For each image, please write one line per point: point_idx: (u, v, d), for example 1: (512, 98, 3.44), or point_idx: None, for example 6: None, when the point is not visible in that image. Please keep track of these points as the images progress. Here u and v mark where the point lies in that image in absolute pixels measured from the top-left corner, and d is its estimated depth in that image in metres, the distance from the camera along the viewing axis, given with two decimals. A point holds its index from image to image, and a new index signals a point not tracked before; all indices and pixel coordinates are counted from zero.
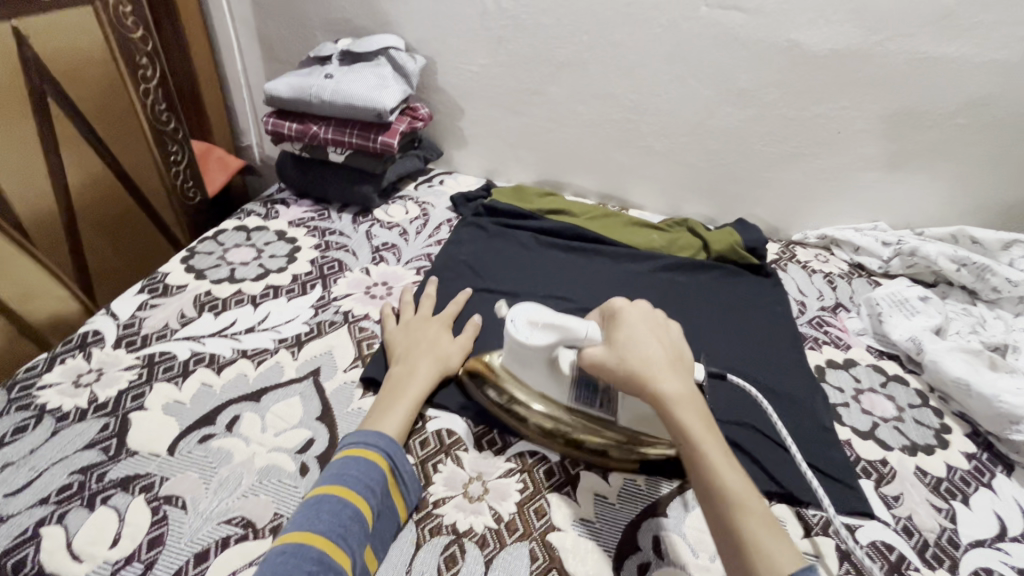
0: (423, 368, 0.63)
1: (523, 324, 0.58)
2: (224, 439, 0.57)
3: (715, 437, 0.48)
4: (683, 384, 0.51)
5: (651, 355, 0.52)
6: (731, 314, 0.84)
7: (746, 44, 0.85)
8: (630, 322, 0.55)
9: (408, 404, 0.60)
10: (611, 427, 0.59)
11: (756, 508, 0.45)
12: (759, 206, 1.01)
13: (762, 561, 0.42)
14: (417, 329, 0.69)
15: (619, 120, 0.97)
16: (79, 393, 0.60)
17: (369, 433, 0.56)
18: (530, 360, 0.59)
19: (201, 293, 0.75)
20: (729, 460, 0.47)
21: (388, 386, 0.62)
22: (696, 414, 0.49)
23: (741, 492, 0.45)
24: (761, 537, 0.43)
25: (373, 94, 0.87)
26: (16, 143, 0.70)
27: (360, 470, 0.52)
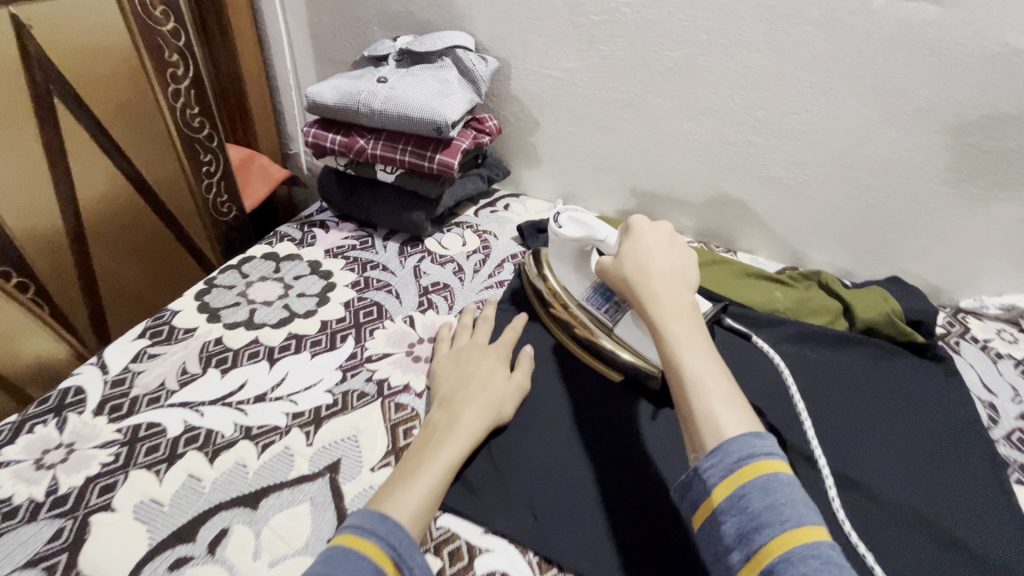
0: (469, 418, 0.50)
1: (564, 219, 0.61)
2: (203, 567, 0.43)
3: (687, 325, 0.45)
4: (671, 283, 0.49)
5: (643, 264, 0.51)
6: (889, 418, 0.62)
7: (935, 48, 0.62)
8: (637, 235, 0.54)
9: (442, 466, 0.46)
10: (615, 333, 0.59)
11: (711, 385, 0.41)
12: (919, 262, 0.77)
13: (705, 431, 0.39)
14: (465, 364, 0.57)
15: (738, 143, 0.77)
16: (38, 478, 0.47)
17: (373, 515, 0.41)
18: (563, 253, 0.62)
19: (211, 343, 0.61)
20: (700, 346, 0.44)
21: (422, 441, 0.49)
22: (670, 307, 0.47)
23: (703, 372, 0.42)
24: (710, 410, 0.40)
25: (433, 103, 0.72)
26: (11, 152, 0.59)
27: (349, 569, 0.36)
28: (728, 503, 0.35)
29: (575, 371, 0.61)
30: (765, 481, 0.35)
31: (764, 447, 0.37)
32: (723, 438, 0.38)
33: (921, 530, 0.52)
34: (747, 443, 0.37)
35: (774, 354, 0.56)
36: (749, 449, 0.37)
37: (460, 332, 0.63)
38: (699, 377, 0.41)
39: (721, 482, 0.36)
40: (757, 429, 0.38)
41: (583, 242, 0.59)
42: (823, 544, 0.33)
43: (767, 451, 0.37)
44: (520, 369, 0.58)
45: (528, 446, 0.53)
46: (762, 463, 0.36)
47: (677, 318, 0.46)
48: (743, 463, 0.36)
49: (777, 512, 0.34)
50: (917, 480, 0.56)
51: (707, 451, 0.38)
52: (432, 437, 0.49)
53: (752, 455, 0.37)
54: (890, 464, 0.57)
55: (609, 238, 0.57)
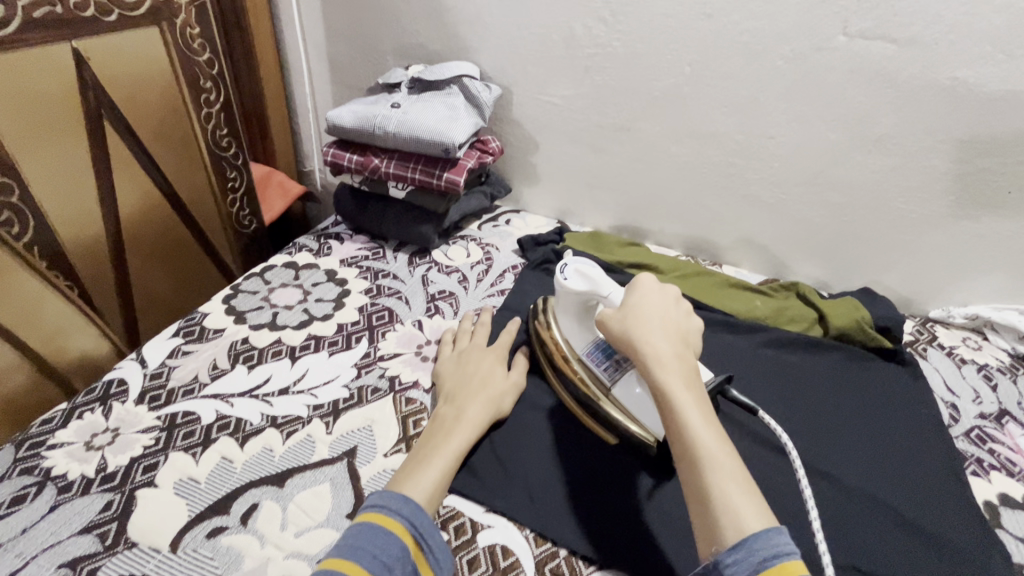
0: (474, 411, 0.56)
1: (571, 270, 0.60)
2: (236, 536, 0.48)
3: (697, 398, 0.44)
4: (676, 349, 0.48)
5: (646, 324, 0.50)
6: (857, 415, 0.67)
7: (894, 81, 0.69)
8: (638, 293, 0.53)
9: (451, 452, 0.52)
10: (613, 395, 0.57)
11: (727, 468, 0.40)
12: (890, 274, 0.83)
13: (724, 521, 0.38)
14: (467, 364, 0.63)
15: (721, 164, 0.84)
16: (89, 458, 0.53)
17: (394, 496, 0.46)
18: (568, 304, 0.61)
19: (238, 342, 0.67)
20: (710, 422, 0.43)
21: (431, 431, 0.55)
22: (680, 375, 0.46)
23: (716, 453, 0.41)
24: (727, 498, 0.39)
25: (442, 127, 0.79)
26: (65, 168, 0.66)
27: (378, 545, 0.42)
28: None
29: None
30: None
31: (784, 544, 0.37)
32: (745, 533, 0.37)
33: (881, 515, 0.57)
34: (769, 541, 0.37)
35: (781, 432, 0.53)
36: (772, 548, 0.36)
37: (461, 336, 0.69)
38: (714, 459, 0.40)
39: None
40: (776, 526, 0.38)
41: (588, 296, 0.59)
42: None
43: (788, 550, 0.36)
44: (517, 368, 0.64)
45: (525, 436, 0.59)
46: (787, 565, 0.36)
47: (686, 389, 0.45)
48: (769, 565, 0.35)
49: None
50: (881, 471, 0.61)
51: (728, 544, 0.37)
52: (441, 428, 0.55)
53: (777, 556, 0.36)
54: (857, 457, 0.63)
55: (613, 295, 0.57)
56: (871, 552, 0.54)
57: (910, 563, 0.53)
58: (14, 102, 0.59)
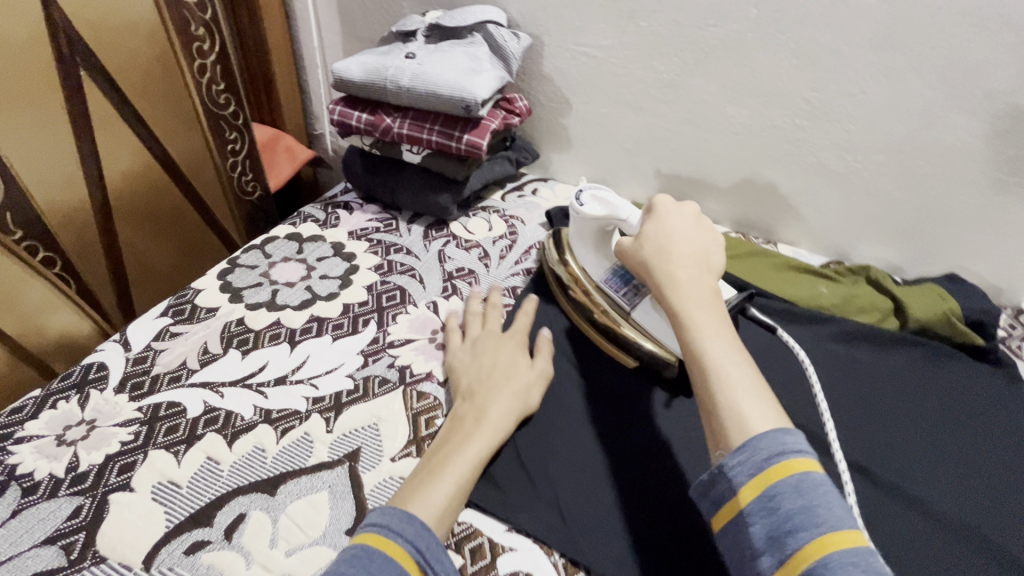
0: (497, 411, 0.48)
1: (586, 197, 0.61)
2: (219, 554, 0.42)
3: (710, 314, 0.44)
4: (691, 268, 0.48)
5: (663, 246, 0.50)
6: (945, 425, 0.57)
7: (1016, 24, 0.56)
8: (657, 218, 0.53)
9: (467, 464, 0.44)
10: (631, 318, 0.57)
11: (734, 376, 0.40)
12: (980, 258, 0.71)
13: (728, 423, 0.38)
14: (484, 355, 0.54)
15: (785, 127, 0.72)
16: (59, 454, 0.46)
17: (397, 514, 0.39)
18: (585, 232, 0.61)
19: (233, 323, 0.60)
20: (723, 335, 0.42)
21: (445, 434, 0.47)
22: (693, 293, 0.45)
23: (725, 364, 0.40)
24: (734, 403, 0.38)
25: (462, 81, 0.69)
26: (36, 126, 0.58)
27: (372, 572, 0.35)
28: (758, 505, 0.34)
29: (601, 362, 0.58)
30: (796, 482, 0.34)
31: (791, 446, 0.36)
32: (749, 434, 0.37)
33: (972, 548, 0.48)
34: (774, 441, 0.36)
35: (800, 349, 0.52)
36: (777, 448, 0.35)
37: (471, 321, 0.60)
38: (723, 369, 0.40)
39: (749, 482, 0.35)
40: (785, 427, 0.37)
41: (605, 221, 0.58)
42: (861, 549, 0.32)
43: (796, 447, 0.36)
44: (542, 355, 0.56)
45: (554, 441, 0.51)
46: (790, 462, 0.35)
47: (699, 304, 0.45)
48: (772, 462, 0.35)
49: (813, 517, 0.33)
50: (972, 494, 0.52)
51: (732, 448, 0.37)
52: (457, 431, 0.47)
53: (780, 453, 0.35)
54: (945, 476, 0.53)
55: (631, 218, 0.56)
56: None
57: None
58: None
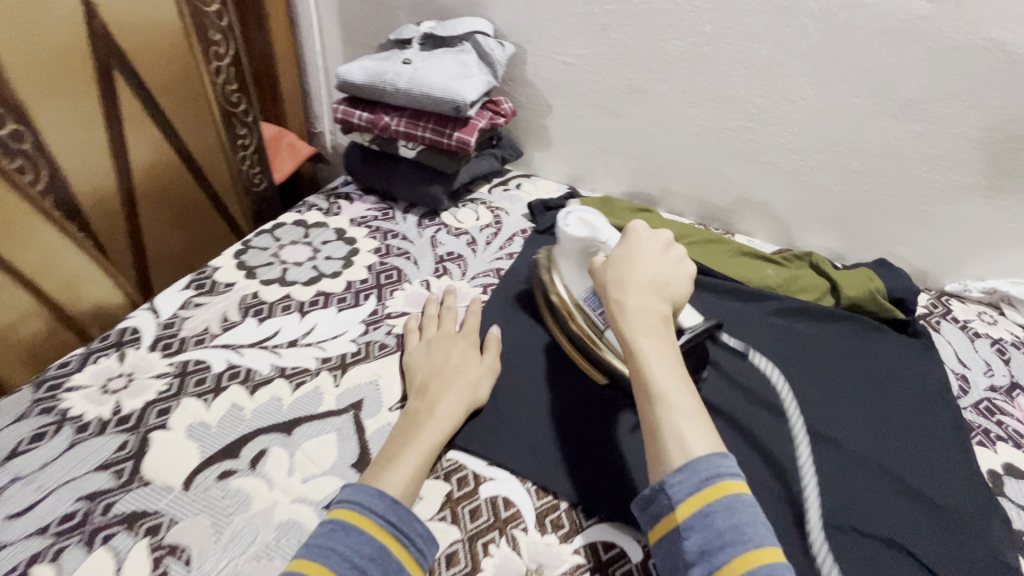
0: (448, 405, 0.53)
1: (572, 218, 0.61)
2: (245, 479, 0.49)
3: (659, 339, 0.46)
4: (647, 293, 0.48)
5: (624, 270, 0.50)
6: (869, 380, 0.66)
7: (925, 42, 0.66)
8: (627, 241, 0.53)
9: (424, 451, 0.49)
10: (604, 337, 0.58)
11: (679, 403, 0.42)
12: (907, 245, 0.81)
13: (672, 449, 0.41)
14: (437, 352, 0.59)
15: (738, 129, 0.82)
16: (105, 400, 0.54)
17: (367, 490, 0.44)
18: (569, 251, 0.61)
19: (248, 296, 0.68)
20: (670, 361, 0.45)
21: (400, 430, 0.51)
22: (646, 318, 0.47)
23: (671, 391, 0.43)
24: (678, 431, 0.41)
25: (453, 85, 0.77)
26: (76, 119, 0.66)
27: (348, 545, 0.40)
28: (693, 520, 0.38)
29: None
30: (729, 501, 0.38)
31: (725, 468, 0.40)
32: (690, 457, 0.40)
33: (886, 479, 0.56)
34: (714, 464, 0.39)
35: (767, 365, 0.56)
36: (714, 471, 0.39)
37: (427, 322, 0.64)
38: (670, 398, 0.42)
39: (686, 500, 0.39)
40: (722, 450, 0.40)
41: (589, 243, 0.58)
42: (777, 563, 0.36)
43: (730, 472, 0.39)
44: (491, 350, 0.61)
45: (530, 395, 0.59)
46: (724, 484, 0.39)
47: (651, 329, 0.46)
48: (709, 484, 0.39)
49: (740, 534, 0.37)
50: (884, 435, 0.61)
51: (675, 468, 0.40)
52: (412, 426, 0.52)
53: (718, 476, 0.39)
54: (865, 423, 0.62)
55: (613, 240, 0.55)
56: (876, 517, 0.53)
57: (915, 529, 0.52)
58: (24, 48, 0.59)
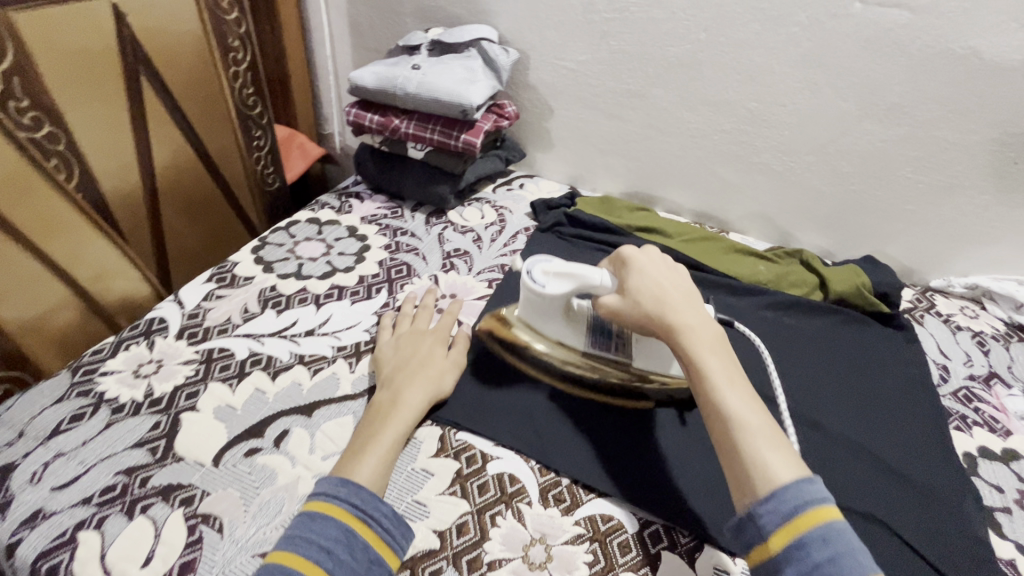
0: (411, 397, 0.55)
1: (538, 275, 0.58)
2: (269, 456, 0.53)
3: (721, 361, 0.47)
4: (696, 315, 0.50)
5: (662, 292, 0.51)
6: (854, 369, 0.70)
7: (907, 50, 0.70)
8: (634, 263, 0.53)
9: (390, 441, 0.52)
10: (633, 366, 0.59)
11: (755, 426, 0.43)
12: (893, 243, 0.85)
13: (757, 476, 0.41)
14: (406, 347, 0.61)
15: (732, 132, 0.86)
16: (138, 384, 0.58)
17: (333, 481, 0.47)
18: (547, 308, 0.59)
19: (267, 288, 0.72)
20: (737, 384, 0.46)
21: (366, 423, 0.54)
22: (703, 341, 0.48)
23: (745, 414, 0.44)
24: (758, 456, 0.42)
25: (460, 89, 0.81)
26: (105, 120, 0.70)
27: (315, 530, 0.44)
28: (788, 550, 0.38)
29: None
30: (822, 531, 0.38)
31: (813, 493, 0.40)
32: (776, 484, 0.40)
33: (867, 459, 0.59)
34: (801, 490, 0.40)
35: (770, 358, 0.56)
36: (804, 497, 0.39)
37: (402, 319, 0.67)
38: (745, 422, 0.43)
39: (778, 530, 0.39)
40: (807, 474, 0.41)
41: (573, 293, 0.56)
42: None
43: (818, 497, 0.40)
44: (458, 347, 0.63)
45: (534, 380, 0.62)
46: (817, 511, 0.39)
47: (711, 351, 0.47)
48: (801, 512, 0.39)
49: (837, 564, 0.37)
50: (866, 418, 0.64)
51: (761, 496, 0.40)
52: (376, 417, 0.54)
53: (807, 503, 0.39)
54: (849, 408, 0.65)
55: (601, 281, 0.54)
56: (855, 493, 0.56)
57: (891, 504, 0.56)
58: (59, 54, 0.63)
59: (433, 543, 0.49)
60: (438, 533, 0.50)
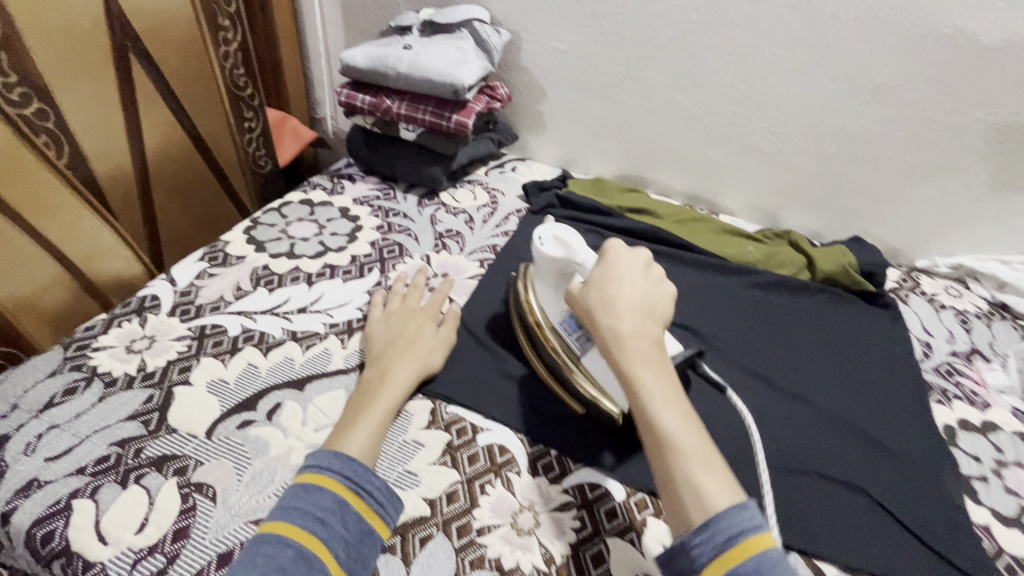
0: (401, 371, 0.56)
1: (548, 236, 0.57)
2: (263, 427, 0.54)
3: (660, 374, 0.43)
4: (638, 321, 0.46)
5: (608, 296, 0.47)
6: (839, 346, 0.71)
7: (896, 30, 0.71)
8: (607, 260, 0.50)
9: (379, 414, 0.53)
10: (581, 364, 0.55)
11: (689, 449, 0.40)
12: (880, 224, 0.86)
13: (689, 504, 0.39)
14: (397, 323, 0.62)
15: (722, 114, 0.86)
16: (130, 359, 0.59)
17: (325, 453, 0.48)
18: (545, 272, 0.58)
19: (259, 267, 0.72)
20: (673, 401, 0.42)
21: (357, 397, 0.55)
22: (642, 350, 0.44)
23: (680, 435, 0.41)
24: (690, 481, 0.39)
25: (451, 69, 0.81)
26: (95, 99, 0.69)
27: (308, 500, 0.45)
28: None
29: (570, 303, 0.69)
30: (755, 563, 0.36)
31: (747, 520, 0.38)
32: (709, 514, 0.38)
33: (849, 431, 0.61)
34: (734, 521, 0.38)
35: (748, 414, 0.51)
36: (738, 526, 0.37)
37: (393, 296, 0.67)
38: (679, 445, 0.40)
39: (710, 563, 0.37)
40: (741, 501, 0.39)
41: (565, 264, 0.55)
42: None
43: (753, 525, 0.38)
44: (448, 324, 0.64)
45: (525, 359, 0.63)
46: (750, 542, 0.37)
47: (647, 365, 0.43)
48: (733, 544, 0.37)
49: None
50: (850, 392, 0.65)
51: (694, 525, 0.38)
52: (367, 391, 0.55)
53: (741, 533, 0.37)
54: (835, 384, 0.66)
55: (587, 263, 0.54)
56: (836, 463, 0.58)
57: (871, 474, 0.57)
58: (47, 30, 0.62)
59: (424, 510, 0.50)
60: (429, 501, 0.50)
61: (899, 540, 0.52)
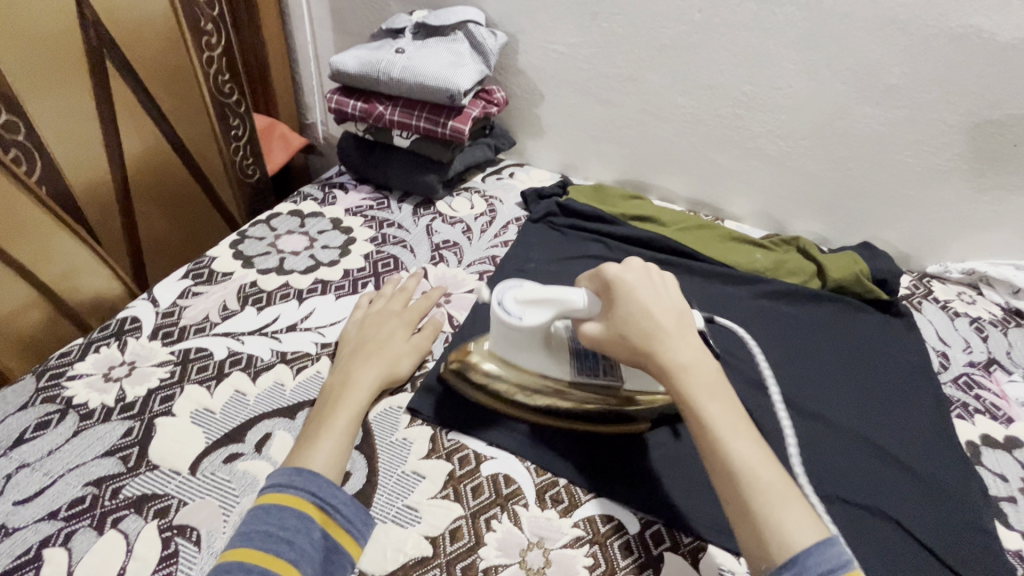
0: (366, 377, 0.54)
1: (513, 305, 0.52)
2: (251, 462, 0.50)
3: (724, 402, 0.41)
4: (693, 348, 0.44)
5: (648, 323, 0.45)
6: (855, 358, 0.68)
7: (908, 29, 0.68)
8: (621, 291, 0.47)
9: (343, 424, 0.50)
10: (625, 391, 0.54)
11: (765, 479, 0.38)
12: (891, 228, 0.83)
13: (772, 540, 0.36)
14: (369, 329, 0.61)
15: (727, 116, 0.83)
16: (108, 388, 0.55)
17: (287, 470, 0.45)
18: (526, 341, 0.53)
19: (247, 284, 0.69)
20: (742, 431, 0.40)
21: (320, 406, 0.52)
22: (703, 377, 0.42)
23: (752, 465, 0.38)
24: (770, 515, 0.37)
25: (446, 74, 0.78)
26: (69, 110, 0.65)
27: (268, 521, 0.41)
28: None
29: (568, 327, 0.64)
30: None
31: (838, 557, 0.35)
32: (794, 551, 0.35)
33: (869, 450, 0.58)
34: (823, 557, 0.35)
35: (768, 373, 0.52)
36: (829, 563, 0.34)
37: (378, 299, 0.66)
38: (752, 477, 0.38)
39: None
40: (828, 536, 0.36)
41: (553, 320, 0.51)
42: None
43: (845, 562, 0.35)
44: (426, 333, 0.63)
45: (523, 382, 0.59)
46: None
47: (710, 394, 0.42)
48: None
49: None
50: (868, 409, 0.62)
51: (778, 562, 0.35)
52: (329, 400, 0.53)
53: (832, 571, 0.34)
54: (851, 400, 0.63)
55: (578, 302, 0.49)
56: (857, 485, 0.55)
57: (894, 496, 0.54)
58: (16, 37, 0.58)
59: (426, 550, 0.46)
60: (431, 539, 0.47)
61: (931, 569, 0.50)
